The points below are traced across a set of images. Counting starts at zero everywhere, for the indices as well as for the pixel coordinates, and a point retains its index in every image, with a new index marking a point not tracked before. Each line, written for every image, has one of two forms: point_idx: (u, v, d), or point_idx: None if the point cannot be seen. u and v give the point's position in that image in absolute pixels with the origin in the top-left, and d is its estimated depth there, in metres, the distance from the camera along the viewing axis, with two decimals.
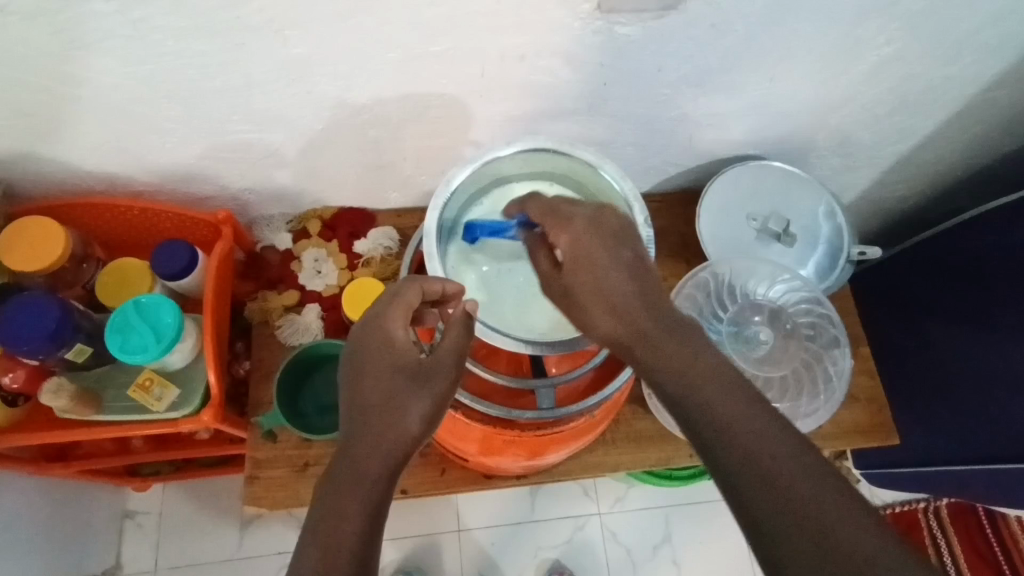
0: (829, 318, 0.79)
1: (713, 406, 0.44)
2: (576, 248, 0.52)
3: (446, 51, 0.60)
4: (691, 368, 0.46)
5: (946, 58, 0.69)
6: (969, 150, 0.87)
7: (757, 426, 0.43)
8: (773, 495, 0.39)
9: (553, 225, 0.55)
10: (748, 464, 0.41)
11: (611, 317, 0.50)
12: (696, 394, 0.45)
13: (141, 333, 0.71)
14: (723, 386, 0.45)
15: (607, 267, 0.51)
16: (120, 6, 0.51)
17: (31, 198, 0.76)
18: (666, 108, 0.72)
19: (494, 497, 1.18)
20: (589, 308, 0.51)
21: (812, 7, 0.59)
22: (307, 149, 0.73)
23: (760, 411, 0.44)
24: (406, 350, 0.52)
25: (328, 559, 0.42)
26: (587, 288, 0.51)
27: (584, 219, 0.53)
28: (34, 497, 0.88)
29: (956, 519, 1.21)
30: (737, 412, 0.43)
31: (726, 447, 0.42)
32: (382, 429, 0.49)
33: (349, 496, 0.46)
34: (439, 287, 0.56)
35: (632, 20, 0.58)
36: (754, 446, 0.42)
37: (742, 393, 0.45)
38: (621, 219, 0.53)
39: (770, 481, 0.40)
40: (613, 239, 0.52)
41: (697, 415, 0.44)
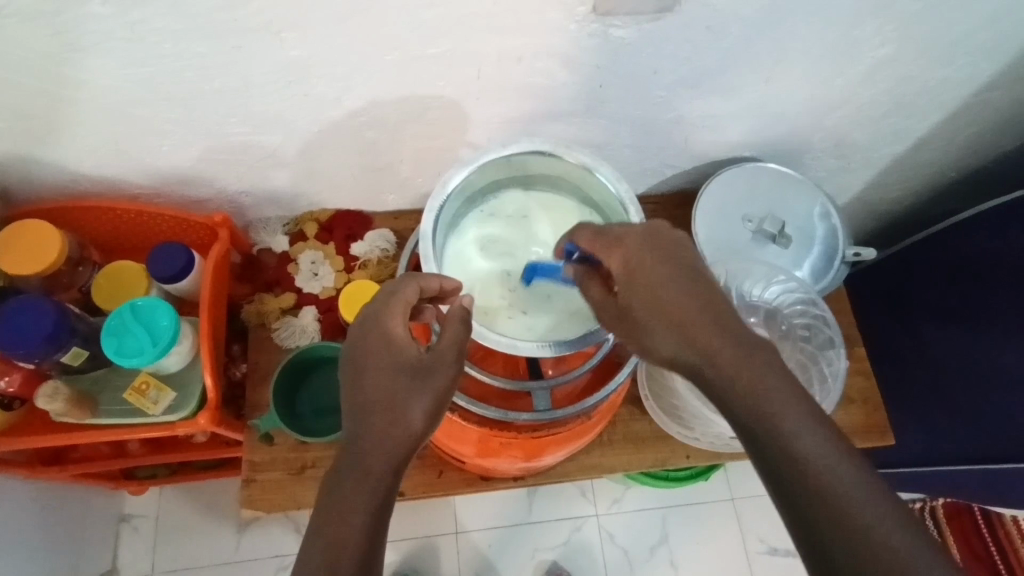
0: (824, 319, 0.80)
1: (777, 422, 0.43)
2: (633, 264, 0.51)
3: (443, 53, 0.60)
4: (748, 380, 0.45)
5: (941, 60, 0.69)
6: (962, 151, 0.87)
7: (818, 448, 0.42)
8: (839, 519, 0.40)
9: (603, 245, 0.54)
10: (816, 492, 0.41)
11: (677, 334, 0.48)
12: (755, 409, 0.44)
13: (137, 336, 0.70)
14: (787, 401, 0.44)
15: (668, 283, 0.49)
16: (117, 9, 0.51)
17: (26, 200, 0.76)
18: (662, 110, 0.73)
19: (492, 499, 1.18)
20: (653, 325, 0.49)
21: (808, 10, 0.59)
22: (304, 151, 0.73)
23: (819, 428, 0.43)
24: (405, 346, 0.52)
25: (331, 558, 0.44)
26: (648, 303, 0.49)
27: (638, 236, 0.53)
28: (29, 500, 0.87)
29: (951, 518, 1.20)
30: (800, 431, 0.43)
31: (788, 466, 0.42)
32: (385, 426, 0.50)
33: (354, 494, 0.47)
34: (436, 281, 0.56)
35: (628, 22, 0.58)
36: (818, 467, 0.41)
37: (805, 408, 0.44)
38: (674, 234, 0.53)
39: (833, 505, 0.40)
40: (672, 252, 0.51)
41: (758, 431, 0.44)
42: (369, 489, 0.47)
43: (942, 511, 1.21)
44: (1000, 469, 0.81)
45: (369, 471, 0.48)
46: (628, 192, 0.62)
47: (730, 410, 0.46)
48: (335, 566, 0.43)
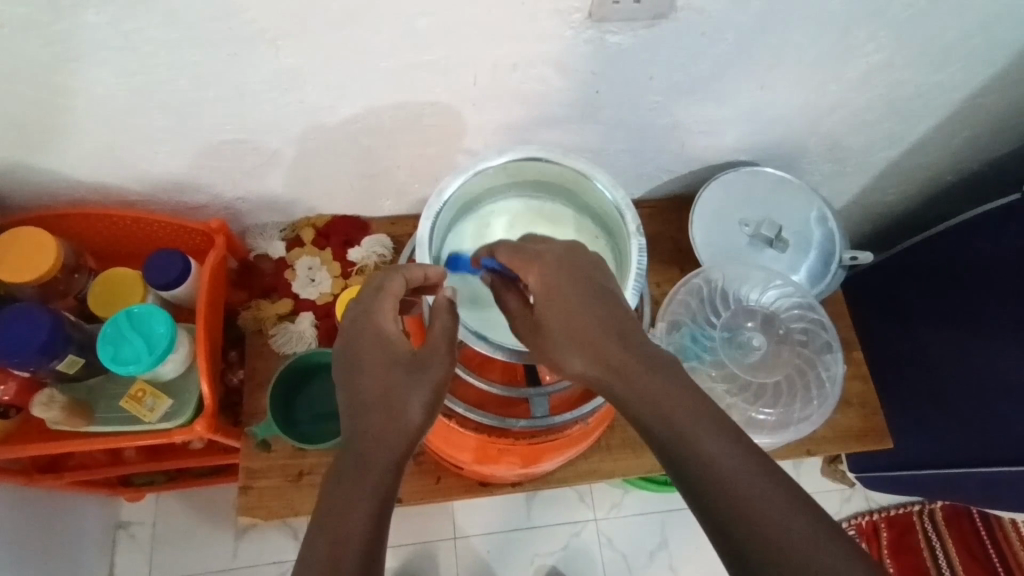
0: (821, 324, 0.79)
1: (684, 435, 0.42)
2: (549, 285, 0.51)
3: (438, 60, 0.60)
4: (661, 400, 0.43)
5: (934, 65, 0.69)
6: (958, 155, 0.88)
7: (737, 465, 0.40)
8: (743, 516, 0.38)
9: (522, 262, 0.54)
10: (719, 495, 0.39)
11: (583, 352, 0.48)
12: (674, 430, 0.42)
13: (133, 344, 0.70)
14: (703, 421, 0.42)
15: (573, 299, 0.50)
16: (110, 18, 0.51)
17: (21, 208, 0.76)
18: (657, 116, 0.73)
19: (490, 504, 1.17)
20: (564, 343, 0.49)
21: (802, 16, 0.60)
22: (298, 157, 0.73)
23: (737, 444, 0.41)
24: (397, 342, 0.53)
25: (332, 554, 0.42)
26: (556, 320, 0.50)
27: (555, 256, 0.53)
28: (25, 509, 0.87)
29: (950, 522, 1.20)
30: (719, 452, 0.40)
31: (708, 492, 0.39)
32: (385, 422, 0.49)
33: (355, 490, 0.45)
34: (420, 271, 0.58)
35: (623, 28, 0.58)
36: (741, 489, 0.39)
37: (723, 426, 0.42)
38: (590, 258, 0.54)
39: (741, 509, 0.38)
40: (586, 274, 0.52)
41: (680, 459, 0.41)
42: (370, 484, 0.46)
43: (941, 514, 1.21)
44: (998, 472, 0.80)
45: (370, 466, 0.47)
46: (625, 198, 0.62)
47: (651, 437, 0.43)
48: (337, 564, 0.42)
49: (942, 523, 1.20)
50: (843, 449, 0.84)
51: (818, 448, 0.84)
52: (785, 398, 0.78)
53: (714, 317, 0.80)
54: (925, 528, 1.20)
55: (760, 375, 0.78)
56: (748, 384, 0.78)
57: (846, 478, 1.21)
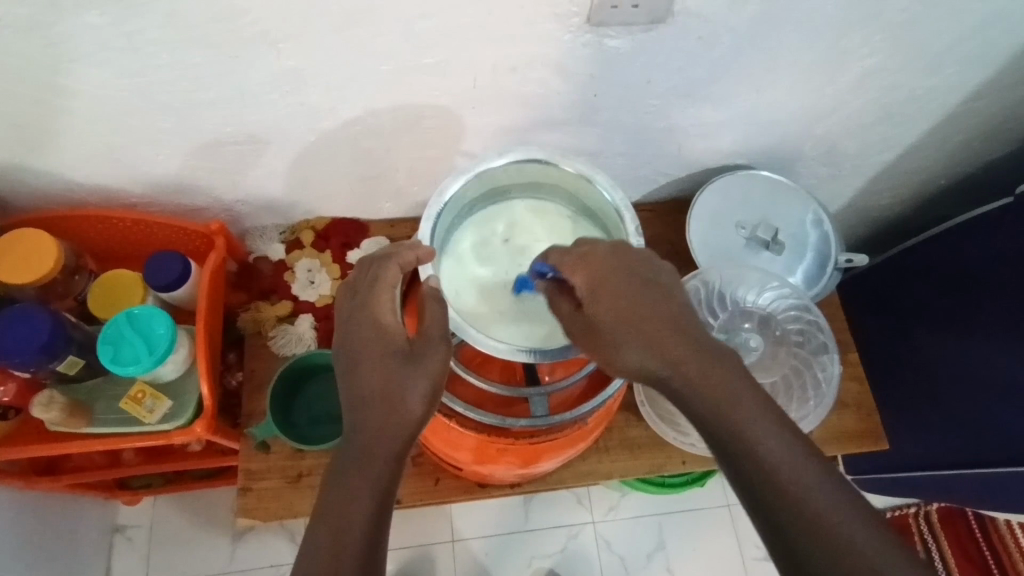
0: (817, 325, 0.80)
1: (743, 427, 0.47)
2: (599, 281, 0.54)
3: (438, 63, 0.60)
4: (711, 386, 0.49)
5: (928, 69, 0.70)
6: (952, 158, 0.89)
7: (780, 447, 0.46)
8: (797, 508, 0.43)
9: (569, 261, 0.56)
10: (777, 487, 0.44)
11: (642, 346, 0.51)
12: (724, 414, 0.48)
13: (133, 345, 0.70)
14: (750, 408, 0.48)
15: (627, 294, 0.53)
16: (113, 20, 0.51)
17: (21, 209, 0.76)
18: (655, 119, 0.73)
19: (487, 506, 1.17)
20: (621, 338, 0.52)
21: (797, 20, 0.60)
22: (298, 160, 0.74)
23: (779, 429, 0.47)
24: (393, 334, 0.53)
25: (335, 543, 0.45)
26: (612, 316, 0.52)
27: (607, 252, 0.55)
28: (22, 510, 0.87)
29: (945, 524, 1.20)
30: (764, 435, 0.46)
31: (754, 467, 0.45)
32: (384, 415, 0.50)
33: (355, 487, 0.48)
34: (412, 255, 0.56)
35: (621, 32, 0.59)
36: (783, 468, 0.45)
37: (766, 412, 0.48)
38: (640, 254, 0.55)
39: (796, 502, 0.43)
40: (637, 267, 0.54)
41: (726, 439, 0.47)
42: (371, 476, 0.48)
43: (936, 516, 1.22)
44: (992, 473, 0.81)
45: (371, 461, 0.49)
46: (624, 199, 0.62)
47: (699, 419, 0.49)
48: (338, 552, 0.44)
49: (938, 524, 1.21)
50: (840, 450, 0.84)
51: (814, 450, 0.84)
52: (781, 399, 0.78)
53: (711, 318, 0.80)
54: (921, 529, 1.21)
55: (756, 376, 0.78)
56: None
57: None
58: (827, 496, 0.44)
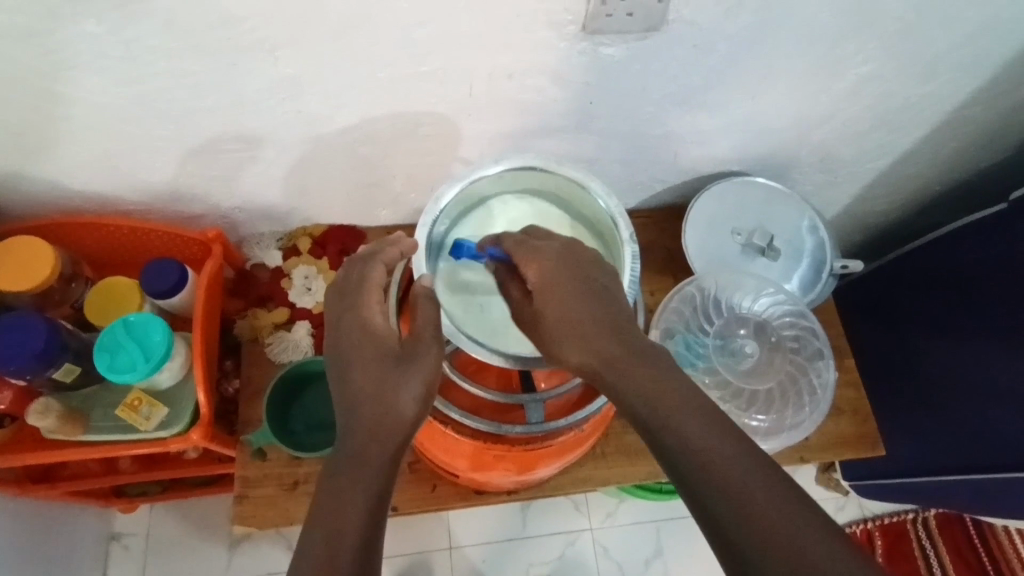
0: (813, 331, 0.80)
1: (680, 429, 0.45)
2: (545, 278, 0.54)
3: (435, 71, 0.61)
4: (649, 388, 0.48)
5: (921, 76, 0.71)
6: (946, 165, 0.89)
7: (724, 449, 0.43)
8: (737, 509, 0.41)
9: (519, 255, 0.56)
10: (716, 488, 0.42)
11: (582, 345, 0.51)
12: (666, 419, 0.46)
13: (129, 352, 0.70)
14: (693, 411, 0.46)
15: (569, 294, 0.53)
16: (111, 28, 0.52)
17: (18, 217, 0.76)
18: (650, 126, 0.74)
19: (485, 513, 1.17)
20: (562, 335, 0.52)
21: (791, 27, 0.61)
22: (296, 167, 0.74)
23: (724, 433, 0.44)
24: (385, 334, 0.54)
25: (330, 540, 0.45)
26: (554, 316, 0.53)
27: (552, 249, 0.55)
28: (18, 518, 0.86)
29: (944, 530, 1.21)
30: (706, 439, 0.44)
31: (696, 473, 0.43)
32: (379, 414, 0.51)
33: (350, 491, 0.47)
34: (396, 251, 0.59)
35: (616, 40, 0.59)
36: (725, 472, 0.42)
37: (710, 415, 0.46)
38: (584, 250, 0.56)
39: (737, 504, 0.41)
40: (584, 267, 0.55)
41: (661, 436, 0.46)
42: (368, 474, 0.48)
43: (934, 522, 1.21)
44: (989, 478, 0.81)
45: (366, 463, 0.49)
46: (619, 207, 0.63)
47: (644, 425, 0.47)
48: (333, 548, 0.44)
49: (936, 531, 1.21)
50: (835, 455, 0.85)
51: (811, 455, 0.84)
52: (777, 405, 0.78)
53: (707, 324, 0.81)
54: (919, 535, 1.21)
55: (751, 382, 0.78)
56: (738, 391, 0.78)
57: (840, 486, 1.21)
58: (773, 500, 0.41)
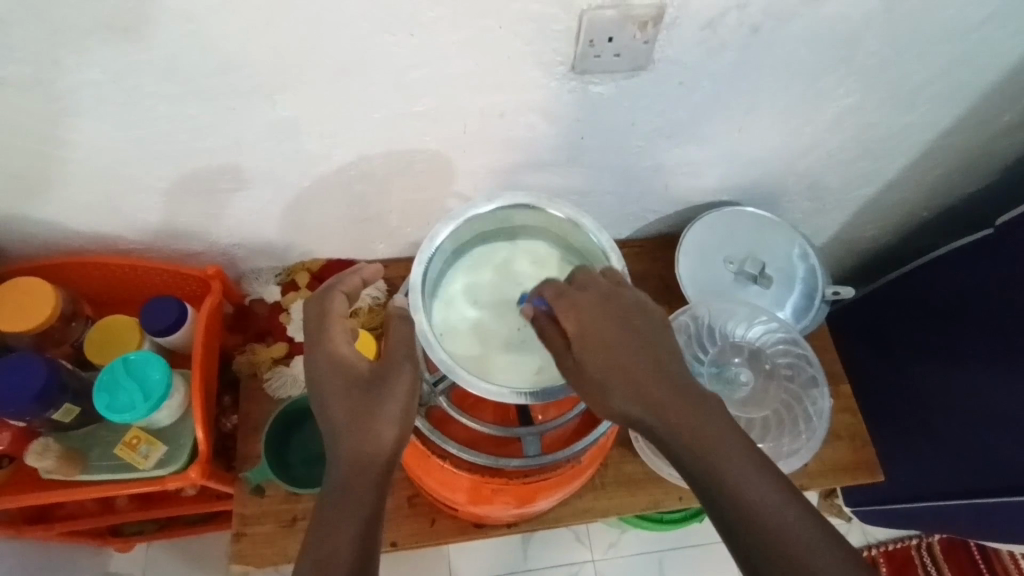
0: (806, 358, 0.81)
1: (727, 475, 0.47)
2: (588, 325, 0.53)
3: (428, 110, 0.62)
4: (694, 434, 0.49)
5: (902, 107, 0.73)
6: (932, 190, 0.91)
7: (772, 503, 0.46)
8: (787, 557, 0.43)
9: (562, 304, 0.55)
10: (766, 538, 0.44)
11: (631, 393, 0.51)
12: (714, 467, 0.47)
13: (129, 391, 0.71)
14: (741, 460, 0.48)
15: (617, 344, 0.52)
16: (114, 76, 0.53)
17: (20, 257, 0.77)
18: (641, 159, 0.75)
19: (485, 547, 1.16)
20: (609, 384, 0.51)
21: (773, 64, 0.63)
22: (293, 205, 0.75)
23: (772, 484, 0.47)
24: (355, 362, 0.55)
25: (323, 567, 0.46)
26: (603, 366, 0.52)
27: (596, 300, 0.55)
28: (15, 561, 0.85)
29: (949, 555, 1.19)
30: (749, 483, 0.46)
31: (743, 524, 0.45)
32: (358, 440, 0.51)
33: (338, 518, 0.48)
34: (356, 279, 0.62)
35: (604, 79, 0.61)
36: (773, 522, 0.45)
37: (756, 467, 0.47)
38: (632, 300, 0.56)
39: (788, 554, 0.43)
40: (629, 312, 0.55)
41: (708, 480, 0.47)
42: (356, 499, 0.49)
43: (939, 547, 1.21)
44: (988, 502, 0.81)
45: (349, 490, 0.49)
46: (610, 242, 0.64)
47: (686, 468, 0.49)
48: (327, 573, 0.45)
49: (941, 556, 1.20)
50: (835, 482, 0.84)
51: (812, 482, 0.84)
52: (773, 433, 0.78)
53: (702, 352, 0.81)
54: (924, 561, 1.20)
55: (749, 410, 0.78)
56: (736, 420, 0.78)
57: (843, 513, 1.21)
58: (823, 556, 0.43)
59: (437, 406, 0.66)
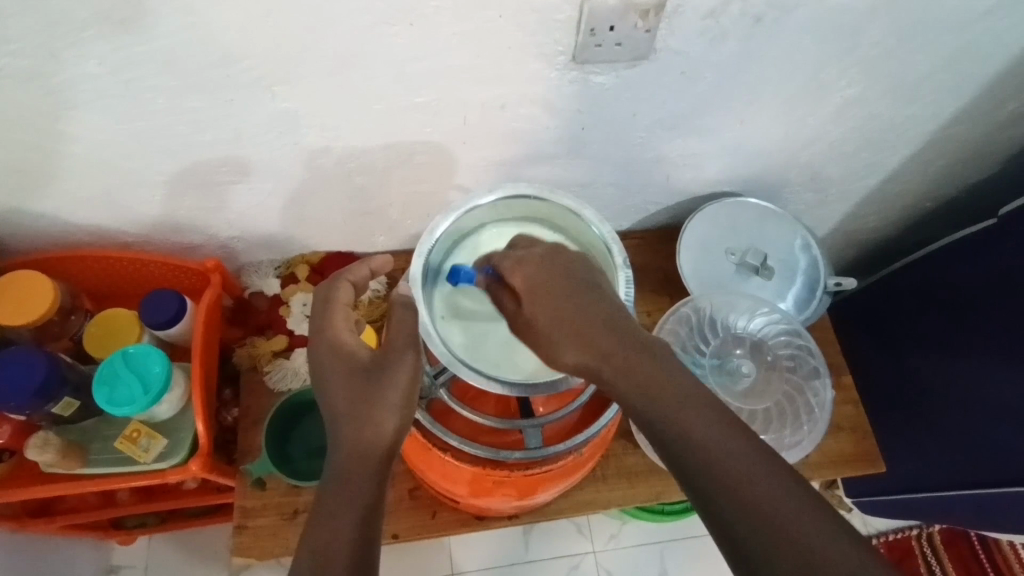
0: (809, 350, 0.80)
1: (682, 425, 0.47)
2: (535, 282, 0.57)
3: (429, 102, 0.62)
4: (651, 385, 0.49)
5: (905, 98, 0.72)
6: (936, 181, 0.90)
7: (738, 455, 0.44)
8: (744, 503, 0.42)
9: (508, 263, 0.59)
10: (723, 483, 0.44)
11: (580, 343, 0.53)
12: (668, 416, 0.47)
13: (128, 384, 0.71)
14: (697, 408, 0.47)
15: (563, 301, 0.55)
16: (112, 68, 0.53)
17: (20, 251, 0.77)
18: (642, 150, 0.75)
19: (487, 539, 1.16)
20: (555, 337, 0.54)
21: (776, 55, 0.62)
22: (293, 198, 0.75)
23: (738, 437, 0.45)
24: (357, 351, 0.55)
25: (321, 563, 0.45)
26: (549, 321, 0.54)
27: (536, 258, 0.58)
28: (16, 553, 0.86)
29: (950, 546, 1.20)
30: (706, 432, 0.46)
31: (703, 474, 0.44)
32: (358, 428, 0.51)
33: (338, 506, 0.48)
34: (365, 269, 0.62)
35: (605, 69, 0.60)
36: (727, 466, 0.44)
37: (713, 415, 0.47)
38: (572, 255, 0.59)
39: (743, 498, 0.43)
40: (570, 268, 0.58)
41: (666, 434, 0.47)
42: (355, 489, 0.49)
43: (939, 538, 1.21)
44: (989, 494, 0.81)
45: (350, 479, 0.49)
46: (612, 232, 0.64)
47: (645, 422, 0.49)
48: (325, 569, 0.45)
49: (941, 547, 1.20)
50: (837, 474, 0.84)
51: (812, 475, 0.84)
52: (775, 424, 0.78)
53: (704, 344, 0.81)
54: (924, 551, 1.20)
55: (750, 402, 0.78)
56: (738, 411, 0.78)
57: (844, 503, 1.21)
58: (785, 502, 0.42)
59: (438, 399, 0.66)
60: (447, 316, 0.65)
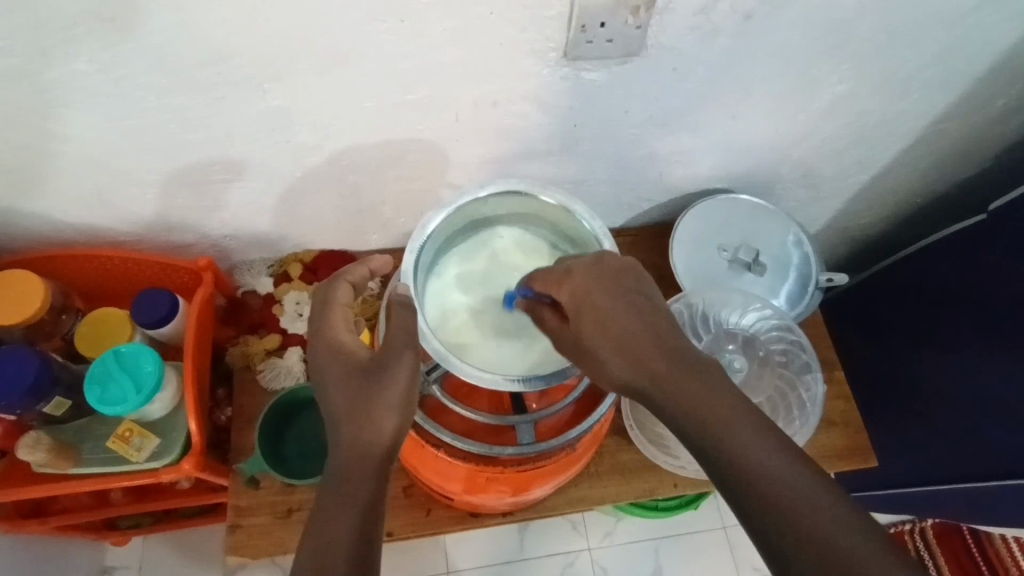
0: (800, 345, 0.81)
1: (726, 442, 0.46)
2: (583, 297, 0.55)
3: (420, 99, 0.62)
4: (695, 402, 0.49)
5: (896, 94, 0.73)
6: (926, 177, 0.91)
7: (785, 474, 0.44)
8: (792, 524, 0.42)
9: (551, 281, 0.57)
10: (770, 503, 0.43)
11: (628, 361, 0.52)
12: (712, 432, 0.47)
13: (121, 383, 0.70)
14: (742, 425, 0.47)
15: (613, 313, 0.54)
16: (102, 66, 0.53)
17: (11, 251, 0.76)
18: (635, 147, 0.75)
19: (482, 536, 1.16)
20: (603, 355, 0.53)
21: (766, 51, 0.63)
22: (286, 196, 0.75)
23: (783, 455, 0.45)
24: (355, 351, 0.55)
25: (319, 564, 0.45)
26: (598, 336, 0.53)
27: (584, 269, 0.56)
28: (9, 555, 0.85)
29: (942, 540, 1.21)
30: (751, 449, 0.46)
31: (749, 491, 0.44)
32: (357, 429, 0.51)
33: (338, 507, 0.48)
34: (364, 269, 0.62)
35: (597, 65, 0.61)
36: (772, 486, 0.44)
37: (758, 432, 0.46)
38: (619, 262, 0.57)
39: (791, 518, 0.42)
40: (619, 278, 0.56)
41: (710, 450, 0.47)
42: (354, 489, 0.49)
43: (932, 532, 1.22)
44: (981, 488, 0.82)
45: (350, 480, 0.49)
46: (603, 228, 0.64)
47: (689, 438, 0.49)
48: (323, 569, 0.45)
49: (934, 541, 1.21)
50: (829, 468, 0.85)
51: None
52: (767, 419, 0.78)
53: (696, 340, 0.81)
54: (918, 545, 1.21)
55: None
56: None
57: None
58: (833, 524, 0.41)
59: (432, 396, 0.66)
60: (439, 309, 0.66)
